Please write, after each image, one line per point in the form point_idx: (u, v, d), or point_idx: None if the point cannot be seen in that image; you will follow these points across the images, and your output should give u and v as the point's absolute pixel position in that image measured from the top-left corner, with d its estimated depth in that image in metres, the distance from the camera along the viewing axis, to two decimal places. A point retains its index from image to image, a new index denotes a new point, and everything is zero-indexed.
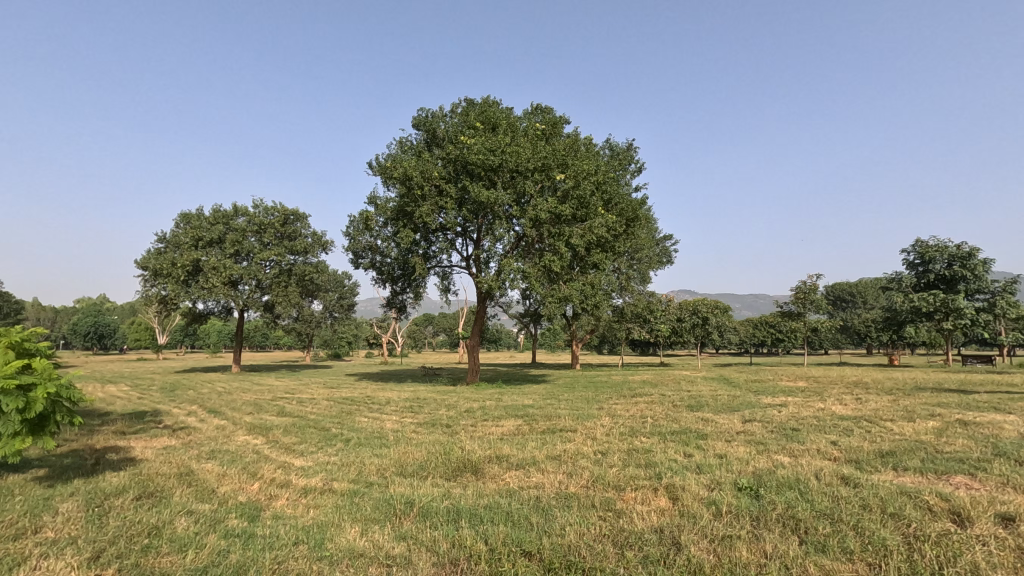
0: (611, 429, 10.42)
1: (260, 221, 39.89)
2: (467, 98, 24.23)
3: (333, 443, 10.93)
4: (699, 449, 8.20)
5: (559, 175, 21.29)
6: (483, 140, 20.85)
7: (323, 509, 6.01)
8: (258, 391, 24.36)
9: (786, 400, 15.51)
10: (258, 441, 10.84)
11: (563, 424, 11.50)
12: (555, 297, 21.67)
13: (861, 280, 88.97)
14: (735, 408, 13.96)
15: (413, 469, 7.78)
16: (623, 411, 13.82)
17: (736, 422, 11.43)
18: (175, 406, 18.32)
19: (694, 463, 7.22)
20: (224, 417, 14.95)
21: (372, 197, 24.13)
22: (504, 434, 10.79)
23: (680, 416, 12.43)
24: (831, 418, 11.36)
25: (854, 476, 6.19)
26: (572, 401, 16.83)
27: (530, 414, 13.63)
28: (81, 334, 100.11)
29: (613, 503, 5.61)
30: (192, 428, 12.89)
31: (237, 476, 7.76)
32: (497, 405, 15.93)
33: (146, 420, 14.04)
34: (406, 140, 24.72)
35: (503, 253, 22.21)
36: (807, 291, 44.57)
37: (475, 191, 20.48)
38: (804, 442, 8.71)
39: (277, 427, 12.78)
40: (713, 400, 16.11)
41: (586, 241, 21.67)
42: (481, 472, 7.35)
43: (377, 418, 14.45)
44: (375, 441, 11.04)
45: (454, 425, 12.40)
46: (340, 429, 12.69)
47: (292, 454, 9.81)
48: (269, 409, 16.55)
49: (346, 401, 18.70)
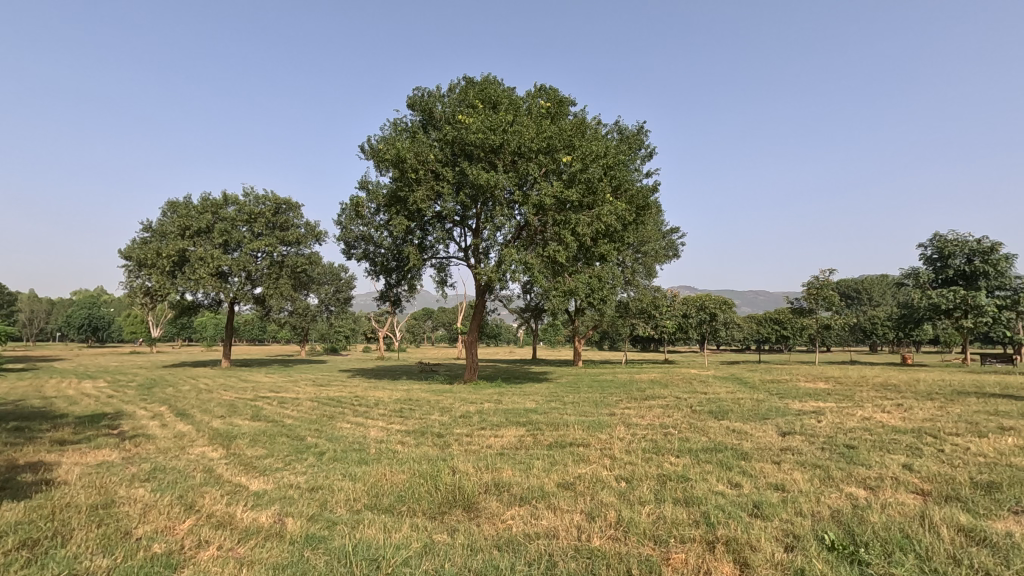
0: (630, 445, 8.82)
1: (250, 210, 38.11)
2: (466, 76, 22.52)
3: (303, 458, 9.29)
4: (749, 478, 6.55)
5: (565, 156, 19.57)
6: (483, 119, 19.17)
7: (258, 570, 4.40)
8: (241, 389, 22.79)
9: (819, 406, 13.89)
10: (215, 455, 9.18)
11: (573, 436, 9.90)
12: (559, 291, 20.13)
13: (867, 275, 87.81)
14: (765, 416, 12.28)
15: (391, 501, 6.17)
16: (639, 419, 12.15)
17: (774, 435, 9.81)
18: (144, 406, 16.68)
19: (749, 500, 5.62)
20: (192, 421, 13.32)
21: (363, 182, 22.55)
22: (506, 449, 9.15)
23: (706, 426, 10.85)
24: (886, 431, 9.72)
25: (978, 528, 4.57)
26: (579, 405, 15.21)
27: (535, 421, 12.02)
28: (76, 326, 98.93)
29: (658, 571, 4.02)
30: (147, 435, 11.22)
31: (170, 510, 6.14)
32: (496, 409, 14.33)
33: (100, 425, 12.38)
34: (400, 121, 23.05)
35: (504, 243, 20.55)
36: (819, 286, 42.94)
37: (473, 173, 18.78)
38: (872, 467, 7.06)
39: (244, 434, 11.16)
40: (736, 405, 14.44)
41: (594, 230, 20.04)
42: (475, 509, 5.76)
43: (361, 424, 12.83)
44: (353, 455, 9.42)
45: (447, 434, 10.81)
46: (316, 437, 11.08)
47: (250, 473, 8.16)
48: (244, 412, 14.88)
49: (332, 403, 17.07)
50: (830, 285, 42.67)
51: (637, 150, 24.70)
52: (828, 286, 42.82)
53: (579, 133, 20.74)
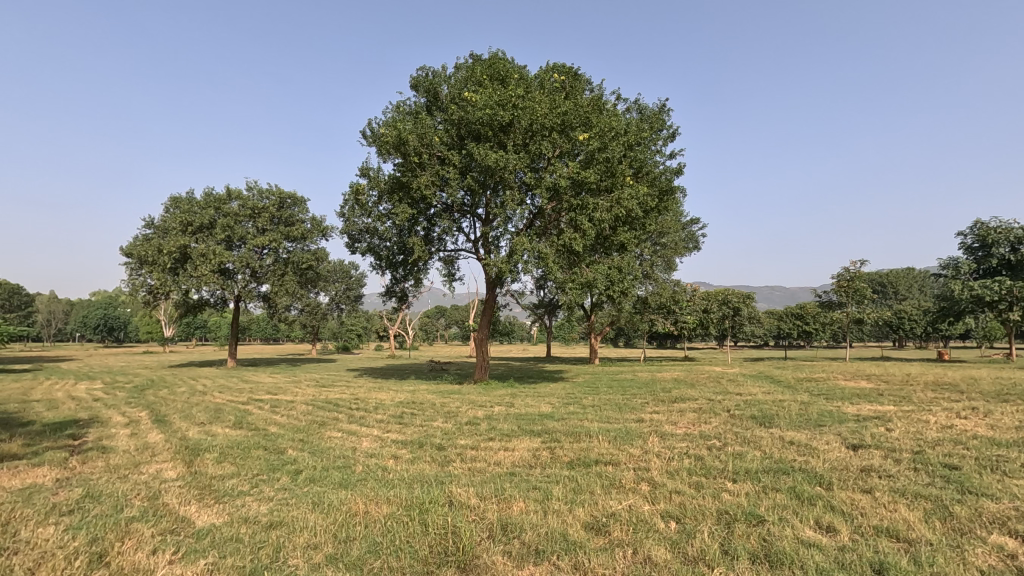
0: (672, 465, 7.15)
1: (254, 204, 36.96)
2: (473, 54, 20.87)
3: (274, 479, 7.74)
4: (842, 517, 4.87)
5: (581, 134, 17.90)
6: (491, 94, 17.51)
7: None
8: (237, 390, 21.45)
9: (880, 410, 12.06)
10: (172, 476, 7.69)
11: (600, 451, 8.27)
12: (575, 283, 18.49)
13: (891, 269, 84.71)
14: (821, 423, 10.49)
15: (361, 553, 4.57)
16: (672, 427, 10.43)
17: (842, 449, 8.07)
18: (123, 411, 15.25)
19: (864, 558, 3.96)
20: (166, 430, 11.87)
21: (364, 169, 21.06)
22: (517, 468, 7.52)
23: (757, 437, 9.13)
24: (985, 445, 7.91)
25: None
26: (600, 409, 13.54)
27: (552, 429, 10.37)
28: (92, 327, 99.19)
29: None
30: (106, 448, 9.72)
31: (71, 563, 4.60)
32: (507, 415, 12.72)
33: (61, 436, 10.95)
34: (403, 104, 21.48)
35: (516, 232, 18.91)
36: (850, 278, 40.52)
37: (480, 154, 17.14)
38: (1003, 500, 5.34)
39: (215, 447, 9.63)
40: (781, 409, 12.65)
41: (613, 215, 18.31)
42: (474, 569, 4.14)
43: (353, 432, 11.28)
44: (335, 474, 7.88)
45: (448, 447, 9.20)
46: (297, 451, 9.53)
47: (203, 502, 6.62)
48: (228, 418, 13.45)
49: (328, 406, 15.58)
50: (861, 277, 40.32)
51: (659, 131, 22.80)
52: (860, 278, 40.27)
53: (597, 110, 19.01)
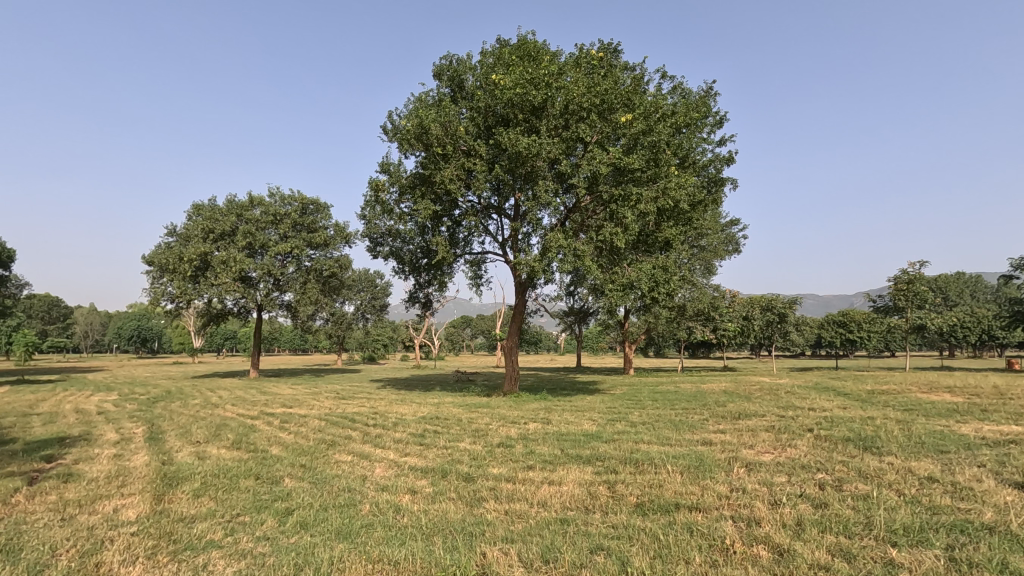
0: (789, 513, 5.17)
1: (276, 211, 35.98)
2: (500, 37, 19.24)
3: (258, 522, 6.04)
4: None
5: (623, 116, 16.09)
6: (522, 73, 15.82)
7: None
8: (251, 403, 20.01)
9: (1007, 432, 9.75)
10: (130, 518, 6.05)
11: (676, 488, 6.31)
12: (616, 284, 16.56)
13: (941, 275, 79.83)
14: (944, 449, 8.33)
15: None
16: (754, 453, 8.39)
17: (1010, 490, 5.97)
18: (119, 427, 13.82)
19: None
20: (153, 450, 10.31)
21: (384, 165, 19.58)
22: (570, 513, 5.64)
23: (875, 469, 7.04)
24: None
25: None
26: (655, 427, 11.48)
27: (605, 456, 8.40)
28: (126, 338, 101.01)
29: None
30: (72, 476, 8.15)
31: None
32: (546, 434, 10.81)
33: (31, 458, 9.49)
34: (425, 95, 19.94)
35: (549, 228, 17.11)
36: (908, 281, 37.36)
37: (510, 140, 15.48)
38: None
39: (197, 476, 7.98)
40: (876, 429, 10.43)
41: (659, 206, 16.36)
42: None
43: (365, 456, 9.55)
44: (333, 517, 6.11)
45: (477, 478, 7.36)
46: (296, 480, 7.85)
47: (154, 560, 4.93)
48: (229, 435, 11.86)
49: (343, 422, 13.95)
50: (921, 279, 37.08)
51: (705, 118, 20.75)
52: (920, 280, 37.06)
53: (638, 91, 17.17)
